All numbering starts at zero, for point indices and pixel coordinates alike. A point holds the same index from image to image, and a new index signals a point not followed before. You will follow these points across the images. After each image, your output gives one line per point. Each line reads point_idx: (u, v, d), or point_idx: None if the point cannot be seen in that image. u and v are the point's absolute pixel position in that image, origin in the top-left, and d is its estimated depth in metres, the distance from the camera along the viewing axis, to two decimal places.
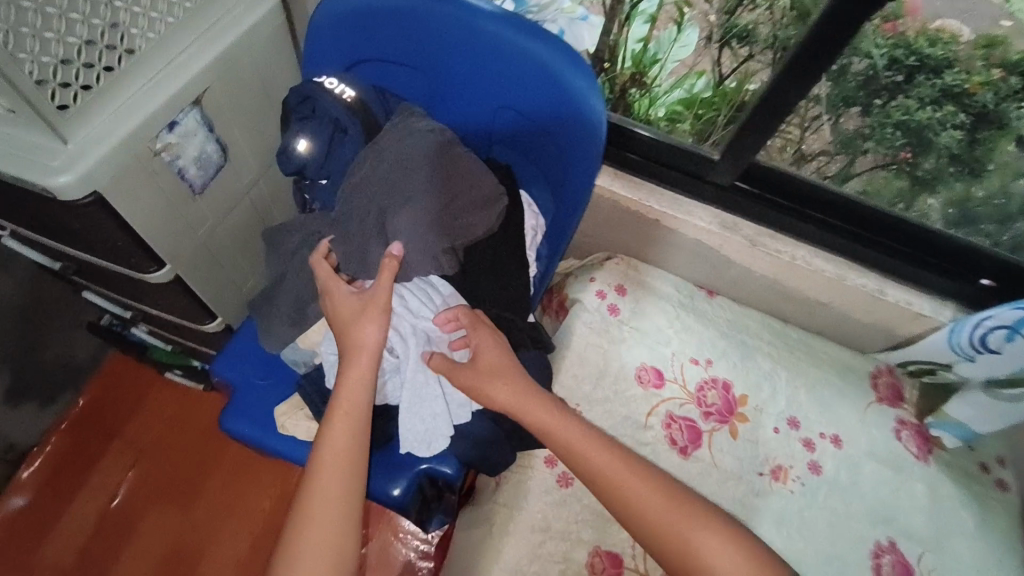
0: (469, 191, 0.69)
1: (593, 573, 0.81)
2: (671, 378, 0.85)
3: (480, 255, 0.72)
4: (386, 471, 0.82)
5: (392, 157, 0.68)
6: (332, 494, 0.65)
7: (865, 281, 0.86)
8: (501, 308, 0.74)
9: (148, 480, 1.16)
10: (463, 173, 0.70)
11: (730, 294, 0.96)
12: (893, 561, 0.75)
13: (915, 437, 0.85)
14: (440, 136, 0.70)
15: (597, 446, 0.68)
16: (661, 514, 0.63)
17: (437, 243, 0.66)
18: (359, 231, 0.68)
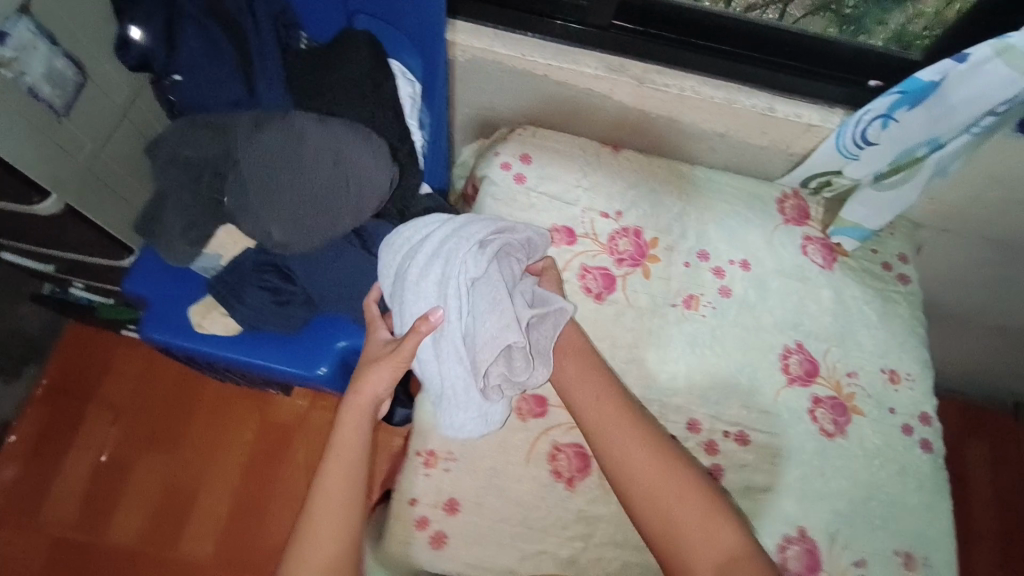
0: (360, 188, 0.72)
1: (521, 418, 0.79)
2: (582, 233, 0.91)
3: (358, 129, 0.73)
4: (307, 354, 0.80)
5: (278, 159, 0.70)
6: (340, 494, 0.71)
7: (755, 101, 0.85)
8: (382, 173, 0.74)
9: (128, 436, 1.41)
10: (347, 172, 0.72)
11: (632, 145, 0.98)
12: (800, 359, 0.87)
13: (821, 250, 0.94)
14: (313, 126, 0.70)
15: (623, 432, 0.73)
16: (669, 499, 0.70)
17: (341, 231, 0.74)
18: (254, 224, 0.72)
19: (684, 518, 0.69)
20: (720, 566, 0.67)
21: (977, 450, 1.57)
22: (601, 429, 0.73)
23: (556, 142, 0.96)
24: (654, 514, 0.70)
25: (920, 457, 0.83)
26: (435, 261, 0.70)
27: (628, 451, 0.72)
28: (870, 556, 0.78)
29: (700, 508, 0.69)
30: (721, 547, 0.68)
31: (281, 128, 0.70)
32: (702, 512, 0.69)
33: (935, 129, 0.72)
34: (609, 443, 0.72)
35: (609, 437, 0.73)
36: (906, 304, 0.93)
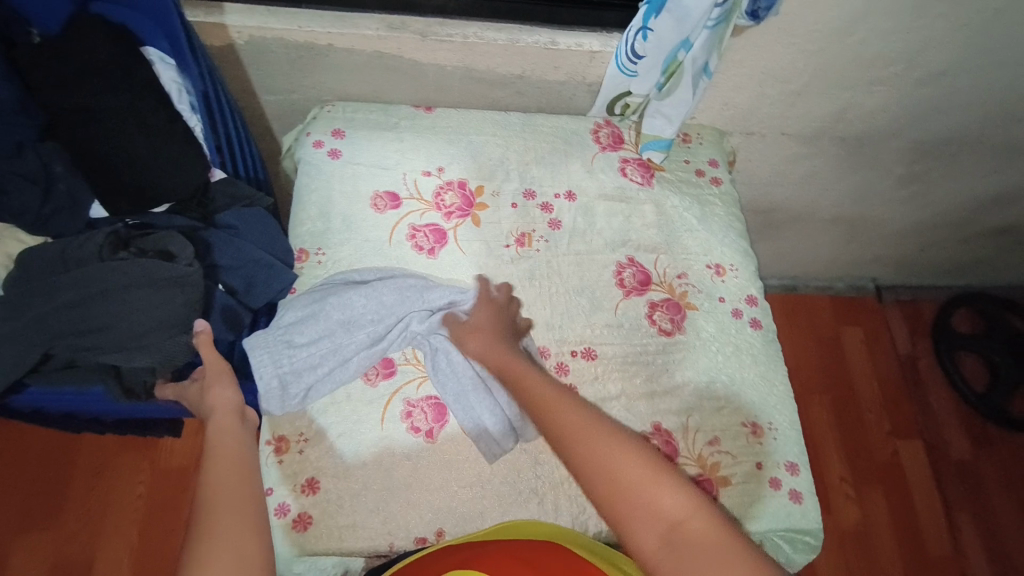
0: (151, 275, 0.69)
1: (369, 382, 0.79)
2: (407, 195, 0.92)
3: (119, 125, 0.70)
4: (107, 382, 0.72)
5: (64, 276, 0.68)
6: (234, 494, 0.53)
7: (536, 37, 0.88)
8: (162, 159, 0.73)
9: (1, 520, 1.28)
10: (140, 277, 0.69)
11: (443, 103, 1.00)
12: (633, 272, 0.91)
13: (639, 169, 1.00)
14: (106, 238, 0.71)
15: (553, 401, 0.61)
16: (607, 465, 0.53)
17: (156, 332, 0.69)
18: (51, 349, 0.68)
19: (623, 484, 0.52)
20: (668, 533, 0.49)
21: (855, 337, 1.68)
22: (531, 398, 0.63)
23: (367, 113, 0.97)
24: (585, 469, 0.54)
25: (751, 335, 0.90)
26: (369, 301, 0.80)
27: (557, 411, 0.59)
28: (721, 433, 0.83)
29: (654, 477, 0.52)
30: (669, 511, 0.50)
31: (88, 235, 0.71)
32: (652, 474, 0.52)
33: (682, 32, 0.82)
34: (538, 406, 0.61)
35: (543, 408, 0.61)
36: (721, 204, 1.00)
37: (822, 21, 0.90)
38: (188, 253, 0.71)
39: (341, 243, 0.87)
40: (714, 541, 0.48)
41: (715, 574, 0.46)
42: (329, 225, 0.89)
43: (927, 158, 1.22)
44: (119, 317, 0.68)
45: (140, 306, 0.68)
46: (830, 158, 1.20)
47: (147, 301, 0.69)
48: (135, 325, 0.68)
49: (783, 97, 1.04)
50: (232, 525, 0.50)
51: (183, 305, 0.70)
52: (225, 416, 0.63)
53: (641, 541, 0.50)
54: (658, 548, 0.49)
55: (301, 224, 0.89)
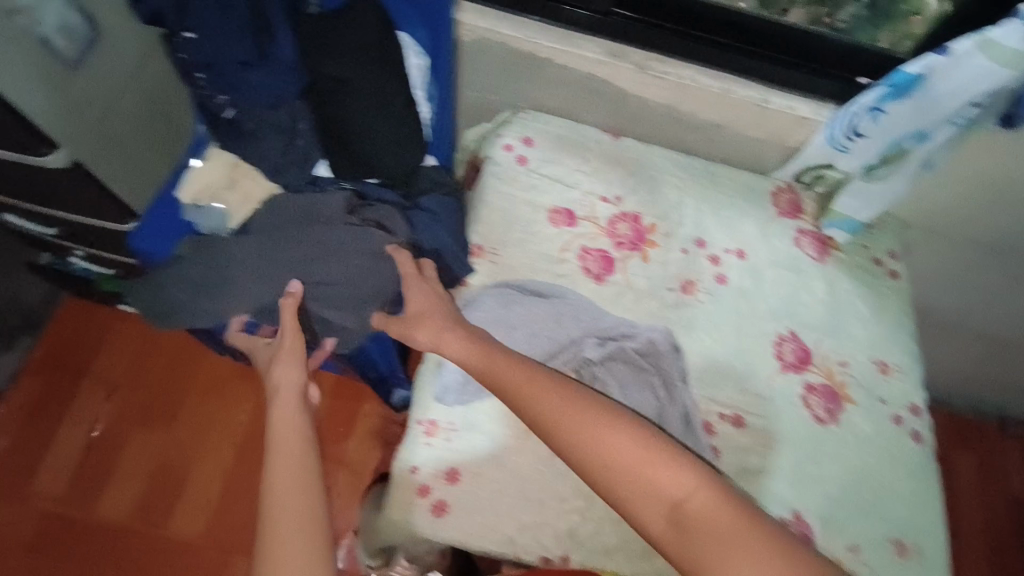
0: (365, 252, 0.76)
1: None
2: (583, 216, 0.93)
3: (366, 100, 0.74)
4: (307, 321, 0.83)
5: (296, 230, 0.75)
6: (295, 480, 0.63)
7: (751, 92, 0.87)
8: (391, 140, 0.76)
9: (122, 412, 1.39)
10: (359, 253, 0.76)
11: (633, 134, 1.00)
12: (794, 347, 0.88)
13: (814, 243, 0.95)
14: (340, 205, 0.76)
15: (546, 396, 0.66)
16: (614, 458, 0.60)
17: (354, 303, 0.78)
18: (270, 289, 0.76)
19: (624, 473, 0.60)
20: (672, 513, 0.58)
21: (969, 463, 1.55)
22: (519, 393, 0.68)
23: (558, 127, 0.98)
24: (587, 463, 0.61)
25: (908, 446, 0.85)
26: (547, 313, 0.83)
27: (551, 406, 0.65)
28: (863, 542, 0.78)
29: (647, 462, 0.60)
30: (669, 492, 0.58)
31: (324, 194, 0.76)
32: (648, 457, 0.60)
33: (924, 121, 0.77)
34: (532, 395, 0.67)
35: (540, 405, 0.66)
36: (896, 299, 0.95)
37: None
38: (403, 235, 0.78)
39: (512, 249, 0.89)
40: (712, 517, 0.56)
41: (712, 548, 0.55)
42: (507, 229, 0.91)
43: None
44: (337, 274, 0.76)
45: (358, 277, 0.77)
46: (1011, 275, 1.11)
47: (363, 262, 0.76)
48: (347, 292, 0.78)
49: (988, 204, 0.97)
50: (290, 509, 0.60)
51: (387, 274, 0.78)
52: (287, 399, 0.72)
53: (650, 520, 0.58)
54: (665, 529, 0.58)
55: (478, 222, 0.91)
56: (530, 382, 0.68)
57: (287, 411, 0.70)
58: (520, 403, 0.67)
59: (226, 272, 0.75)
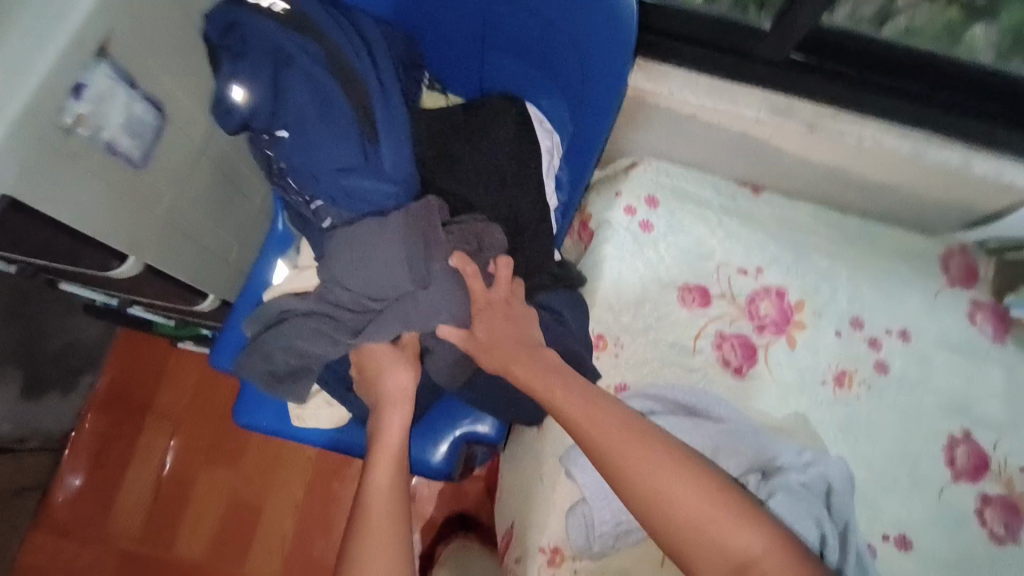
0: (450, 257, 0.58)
1: None
2: (719, 293, 0.80)
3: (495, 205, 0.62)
4: (417, 440, 0.72)
5: (361, 258, 0.58)
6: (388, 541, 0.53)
7: (948, 154, 0.71)
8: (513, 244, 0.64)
9: (190, 448, 1.36)
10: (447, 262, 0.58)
11: (773, 186, 0.85)
12: (967, 452, 0.76)
13: (991, 319, 0.81)
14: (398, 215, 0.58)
15: (606, 413, 0.57)
16: (672, 495, 0.53)
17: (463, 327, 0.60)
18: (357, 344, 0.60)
19: (693, 519, 0.52)
20: None
21: None
22: (568, 417, 0.58)
23: (688, 182, 0.84)
24: (646, 505, 0.54)
25: None
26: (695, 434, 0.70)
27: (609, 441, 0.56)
28: None
29: (724, 517, 0.52)
30: (741, 551, 0.51)
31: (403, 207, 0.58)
32: (717, 504, 0.53)
33: None
34: (585, 423, 0.57)
35: (582, 426, 0.57)
36: None
37: None
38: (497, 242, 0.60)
39: (644, 337, 0.78)
40: None
41: None
42: (632, 311, 0.79)
43: None
44: (425, 317, 0.58)
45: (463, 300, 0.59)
46: None
47: (459, 302, 0.59)
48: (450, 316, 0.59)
49: None
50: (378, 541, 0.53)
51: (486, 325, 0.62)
52: (398, 407, 0.60)
53: None
54: None
55: (597, 304, 0.79)
56: (582, 403, 0.58)
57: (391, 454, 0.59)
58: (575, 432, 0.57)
59: (305, 335, 0.60)
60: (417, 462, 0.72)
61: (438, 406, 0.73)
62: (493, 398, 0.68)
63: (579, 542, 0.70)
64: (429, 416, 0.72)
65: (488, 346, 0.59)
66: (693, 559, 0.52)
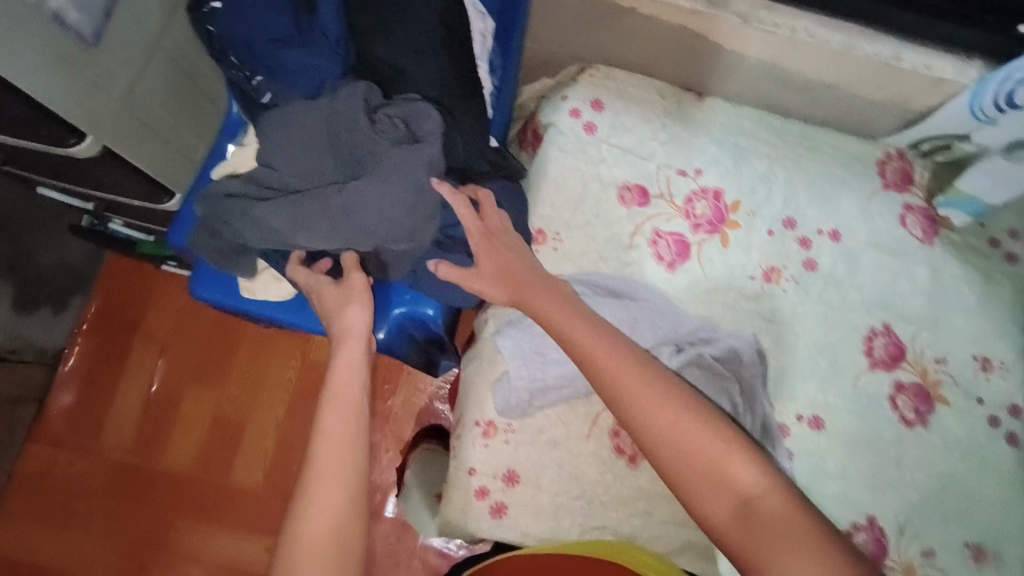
0: (380, 137, 0.61)
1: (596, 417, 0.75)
2: (657, 193, 0.83)
3: (430, 85, 0.64)
4: None
5: (298, 140, 0.63)
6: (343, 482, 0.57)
7: (878, 48, 0.73)
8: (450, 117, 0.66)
9: (176, 368, 1.43)
10: (377, 141, 0.61)
11: (717, 92, 0.87)
12: (886, 342, 0.80)
13: (922, 222, 0.84)
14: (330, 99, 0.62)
15: (627, 368, 0.61)
16: (686, 442, 0.58)
17: (394, 206, 0.61)
18: (292, 226, 0.62)
19: (701, 463, 0.57)
20: (742, 512, 0.56)
21: None
22: (595, 366, 0.62)
23: (634, 86, 0.86)
24: (663, 448, 0.58)
25: (1004, 451, 0.78)
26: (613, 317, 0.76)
27: (633, 391, 0.60)
28: (939, 548, 0.75)
29: (732, 459, 0.58)
30: (746, 488, 0.57)
31: (343, 89, 0.62)
32: (729, 450, 0.58)
33: None
34: (611, 375, 0.61)
35: (609, 374, 0.61)
36: (1010, 287, 0.84)
37: None
38: (432, 127, 0.62)
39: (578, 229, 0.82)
40: (788, 518, 0.55)
41: (775, 549, 0.54)
42: (571, 208, 0.82)
43: None
44: (358, 193, 0.61)
45: (394, 178, 0.61)
46: None
47: (391, 182, 0.61)
48: (384, 195, 0.61)
49: None
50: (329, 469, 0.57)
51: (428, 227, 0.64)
52: (352, 343, 0.64)
53: (717, 514, 0.57)
54: (728, 521, 0.57)
55: (539, 201, 0.83)
56: (606, 357, 0.62)
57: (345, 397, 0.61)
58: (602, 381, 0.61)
59: (243, 218, 0.63)
60: None
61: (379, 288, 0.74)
62: (431, 274, 0.72)
63: (510, 414, 0.75)
64: None
65: (417, 226, 0.63)
66: (702, 498, 0.57)
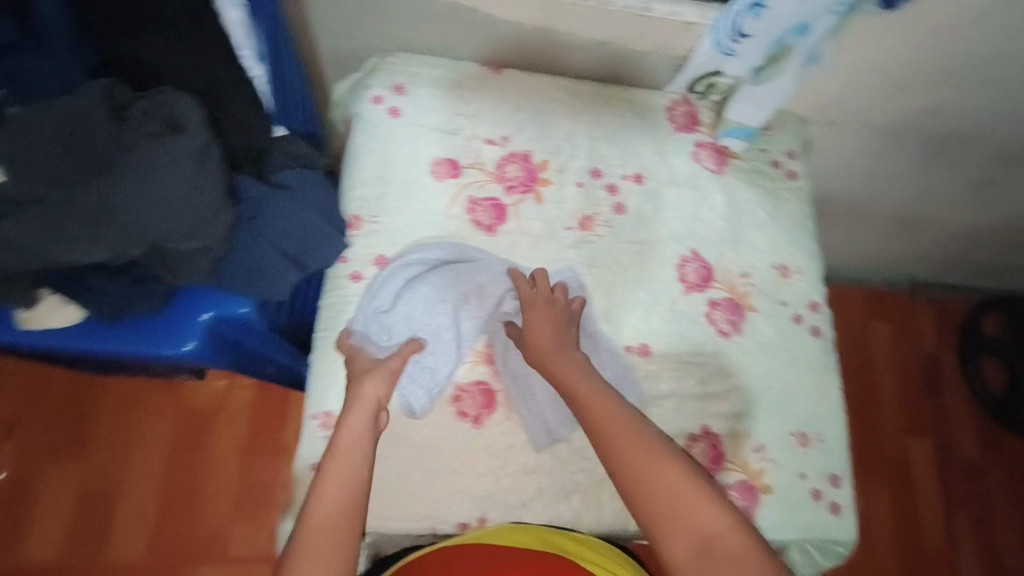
0: (135, 136, 0.62)
1: (459, 401, 0.80)
2: (468, 164, 0.87)
3: (189, 79, 0.64)
4: (166, 331, 0.74)
5: (41, 149, 0.61)
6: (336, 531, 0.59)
7: (630, 1, 0.78)
8: (215, 106, 0.67)
9: (31, 445, 1.30)
10: (132, 141, 0.62)
11: (513, 61, 0.92)
12: (696, 267, 0.88)
13: (713, 155, 0.93)
14: (69, 102, 0.61)
15: (604, 406, 0.67)
16: (650, 472, 0.61)
17: (163, 202, 0.62)
18: (52, 240, 0.61)
19: (665, 492, 0.60)
20: (700, 546, 0.57)
21: (882, 331, 1.75)
22: (583, 402, 0.69)
23: (431, 68, 0.89)
24: (628, 474, 0.62)
25: (810, 343, 0.88)
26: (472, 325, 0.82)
27: (609, 425, 0.66)
28: (769, 441, 0.83)
29: (694, 504, 0.59)
30: (705, 525, 0.58)
31: (79, 90, 0.61)
32: (692, 486, 0.60)
33: (800, 15, 0.71)
34: (590, 407, 0.68)
35: (590, 407, 0.68)
36: (795, 200, 0.95)
37: (949, 12, 0.80)
38: (195, 119, 0.62)
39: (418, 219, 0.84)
40: (741, 559, 0.55)
41: None
42: (385, 189, 0.85)
43: (1010, 164, 1.15)
44: (119, 196, 0.61)
45: (157, 176, 0.61)
46: (910, 154, 1.12)
47: (153, 179, 0.61)
48: (151, 194, 0.62)
49: (882, 88, 0.95)
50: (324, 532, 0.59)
51: (221, 216, 0.66)
52: (359, 416, 0.70)
53: (675, 548, 0.58)
54: (687, 556, 0.57)
55: (354, 189, 0.84)
56: (590, 395, 0.69)
57: (349, 462, 0.66)
58: (582, 413, 0.68)
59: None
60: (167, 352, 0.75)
61: (186, 294, 0.75)
62: (234, 268, 0.73)
63: (342, 399, 0.79)
64: (176, 308, 0.75)
65: (201, 222, 0.65)
66: (662, 532, 0.59)
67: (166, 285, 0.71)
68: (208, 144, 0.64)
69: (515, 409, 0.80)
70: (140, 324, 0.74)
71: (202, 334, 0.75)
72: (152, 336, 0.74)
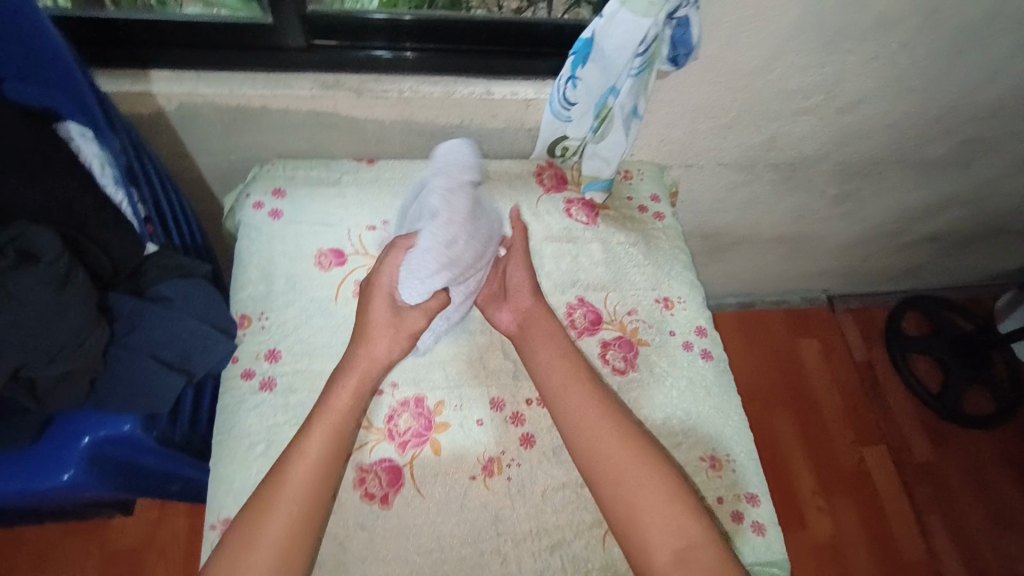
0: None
1: (365, 487, 0.77)
2: (352, 251, 0.90)
3: (43, 210, 0.68)
4: (45, 462, 0.71)
5: None
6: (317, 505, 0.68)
7: (472, 88, 0.90)
8: (76, 230, 0.70)
9: None
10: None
11: (386, 154, 1.00)
12: (583, 312, 0.92)
13: (583, 209, 1.01)
14: None
15: (595, 406, 0.77)
16: (629, 475, 0.72)
17: (19, 331, 0.62)
18: None
19: (643, 495, 0.70)
20: (677, 553, 0.67)
21: (811, 347, 1.79)
22: (575, 400, 0.78)
23: (307, 170, 0.96)
24: (608, 475, 0.72)
25: (703, 366, 0.92)
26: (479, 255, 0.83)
27: (596, 426, 0.75)
28: (681, 470, 0.83)
29: (668, 510, 0.69)
30: (682, 533, 0.68)
31: None
32: (666, 495, 0.71)
33: (609, 79, 0.82)
34: (578, 403, 0.77)
35: (577, 399, 0.78)
36: (666, 238, 1.02)
37: (743, 62, 0.95)
38: (51, 248, 0.64)
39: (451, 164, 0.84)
40: (707, 562, 0.66)
41: None
42: (271, 286, 0.87)
43: (856, 178, 1.29)
44: None
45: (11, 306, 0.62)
46: (767, 183, 1.24)
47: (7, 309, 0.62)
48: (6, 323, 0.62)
49: (716, 132, 1.08)
50: (289, 506, 0.66)
51: (89, 332, 0.66)
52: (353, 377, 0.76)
53: (654, 551, 0.68)
54: (667, 561, 0.67)
55: (239, 290, 0.86)
56: (581, 390, 0.78)
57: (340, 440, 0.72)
58: (567, 403, 0.78)
59: None
60: (46, 484, 0.72)
61: (62, 422, 0.73)
62: (114, 383, 0.72)
63: (241, 503, 0.73)
64: (55, 436, 0.72)
65: (66, 344, 0.65)
66: (645, 534, 0.69)
67: (35, 414, 0.69)
68: (66, 267, 0.65)
69: (423, 483, 0.78)
70: (16, 460, 0.72)
71: (82, 459, 0.72)
72: (29, 469, 0.71)
